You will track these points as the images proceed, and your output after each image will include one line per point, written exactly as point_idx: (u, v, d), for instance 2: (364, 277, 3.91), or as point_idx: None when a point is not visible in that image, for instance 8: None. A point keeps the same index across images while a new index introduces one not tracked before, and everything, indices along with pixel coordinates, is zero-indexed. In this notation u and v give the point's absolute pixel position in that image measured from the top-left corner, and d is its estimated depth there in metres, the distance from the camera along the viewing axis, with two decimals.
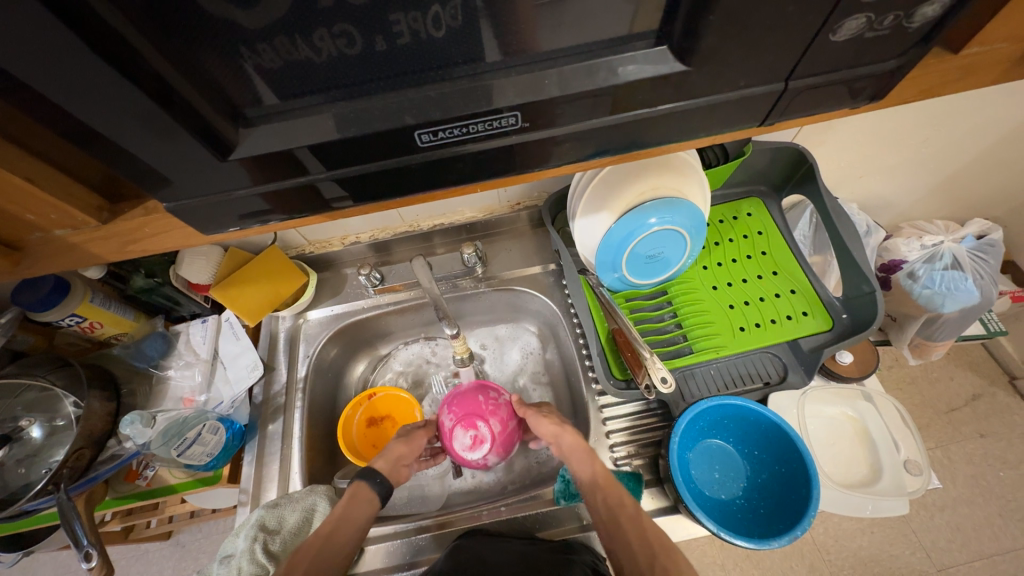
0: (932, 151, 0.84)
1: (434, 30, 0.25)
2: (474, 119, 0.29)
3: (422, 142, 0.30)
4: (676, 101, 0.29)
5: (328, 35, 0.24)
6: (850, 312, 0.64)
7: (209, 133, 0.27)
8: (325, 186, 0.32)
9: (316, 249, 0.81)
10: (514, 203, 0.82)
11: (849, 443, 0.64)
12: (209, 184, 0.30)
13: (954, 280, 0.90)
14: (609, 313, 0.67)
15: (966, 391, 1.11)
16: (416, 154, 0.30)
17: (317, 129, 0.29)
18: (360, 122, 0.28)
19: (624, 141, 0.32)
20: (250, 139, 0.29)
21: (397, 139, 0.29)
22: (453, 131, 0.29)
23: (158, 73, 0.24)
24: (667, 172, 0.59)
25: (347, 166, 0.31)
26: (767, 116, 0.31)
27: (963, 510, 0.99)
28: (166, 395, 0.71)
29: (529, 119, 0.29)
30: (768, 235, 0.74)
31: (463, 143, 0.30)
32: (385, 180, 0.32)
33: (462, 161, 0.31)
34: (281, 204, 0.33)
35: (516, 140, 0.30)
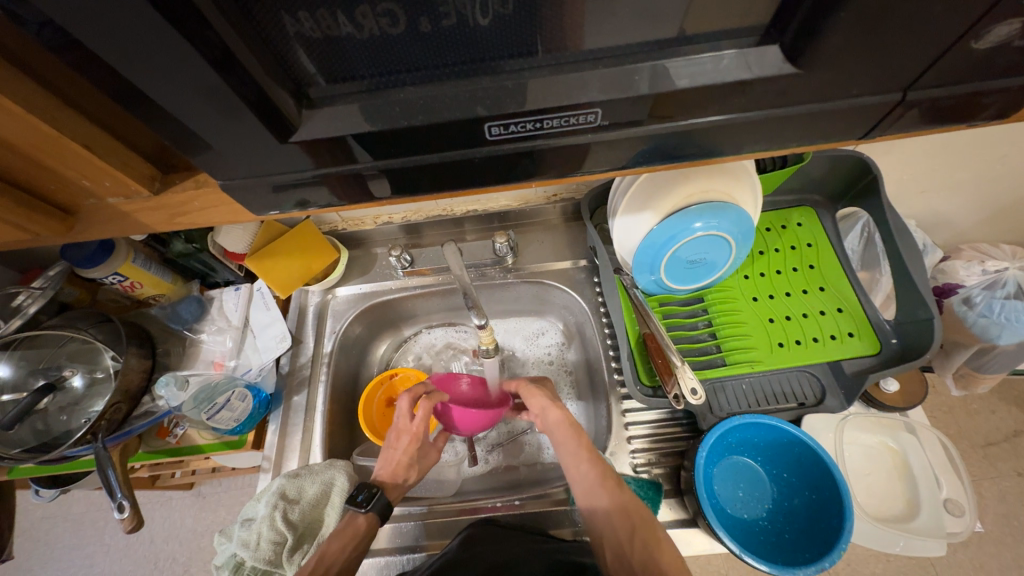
0: (1009, 170, 0.77)
1: (481, 16, 0.23)
2: (549, 113, 0.27)
3: (491, 136, 0.28)
4: (769, 108, 0.27)
5: (372, 13, 0.23)
6: (901, 338, 0.60)
7: (266, 109, 0.26)
8: (378, 176, 0.31)
9: (350, 226, 0.82)
10: (550, 194, 0.80)
11: (886, 476, 0.60)
12: (267, 163, 0.29)
13: (1016, 311, 0.82)
14: (641, 316, 0.65)
15: (1008, 426, 1.05)
16: (476, 147, 0.29)
17: (380, 113, 0.27)
18: (422, 107, 0.27)
19: (700, 147, 0.29)
20: (311, 121, 0.28)
21: (464, 131, 0.28)
22: (526, 126, 0.27)
23: (225, 45, 0.23)
24: (720, 176, 0.56)
25: (405, 154, 0.29)
26: (870, 130, 0.28)
27: (990, 549, 0.95)
28: (198, 357, 0.73)
29: (606, 118, 0.27)
30: (818, 248, 0.70)
31: (533, 139, 0.28)
32: (438, 172, 0.31)
33: (527, 157, 0.30)
34: (329, 189, 0.32)
35: (588, 139, 0.28)
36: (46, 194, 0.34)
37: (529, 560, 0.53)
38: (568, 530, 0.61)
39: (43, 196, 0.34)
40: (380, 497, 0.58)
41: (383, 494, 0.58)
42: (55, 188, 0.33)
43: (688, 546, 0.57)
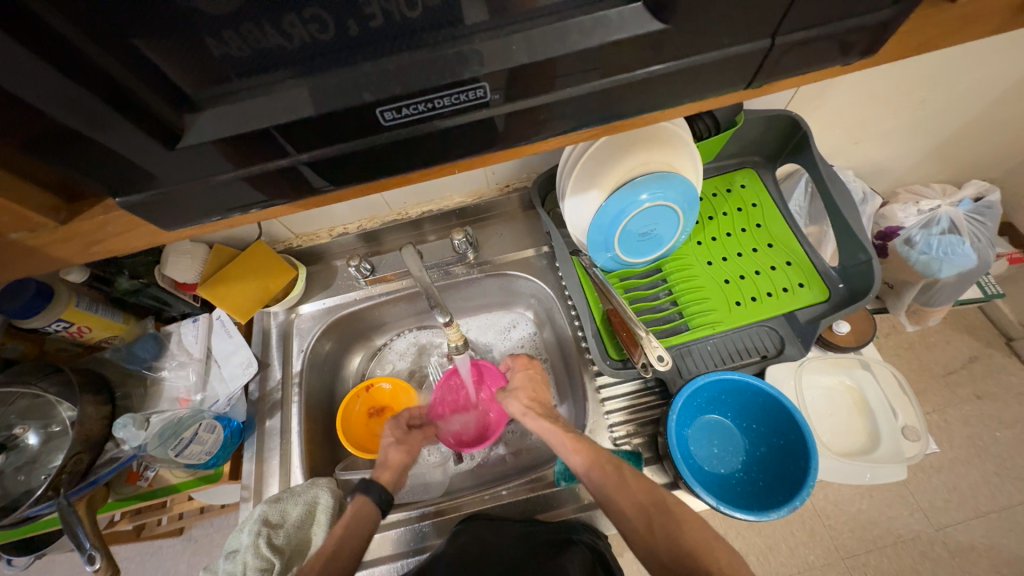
0: (930, 112, 0.81)
1: (409, 10, 0.23)
2: (437, 91, 0.26)
3: (385, 120, 0.27)
4: (651, 64, 0.27)
5: (300, 21, 0.23)
6: (847, 282, 0.63)
7: (153, 120, 0.25)
8: (285, 175, 0.29)
9: (304, 242, 0.80)
10: (502, 185, 0.80)
11: (847, 413, 0.63)
12: (160, 178, 0.28)
13: (952, 245, 0.88)
14: (603, 293, 0.66)
15: (963, 354, 1.12)
16: (380, 133, 0.28)
17: (268, 112, 0.26)
18: (311, 98, 0.26)
19: (602, 113, 0.29)
20: (197, 125, 0.26)
21: (356, 117, 0.27)
22: (418, 107, 0.26)
23: (106, 74, 0.23)
24: (659, 145, 0.58)
25: (317, 148, 0.28)
26: (752, 78, 0.29)
27: (959, 470, 1.02)
28: (162, 396, 0.70)
29: (496, 90, 0.26)
30: (763, 207, 0.73)
31: (429, 120, 0.27)
32: (348, 165, 0.29)
33: (428, 142, 0.28)
34: (242, 197, 0.30)
35: (483, 116, 0.27)
36: None
37: (515, 548, 0.53)
38: (571, 507, 0.62)
39: None
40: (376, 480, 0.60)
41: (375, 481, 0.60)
42: None
43: None
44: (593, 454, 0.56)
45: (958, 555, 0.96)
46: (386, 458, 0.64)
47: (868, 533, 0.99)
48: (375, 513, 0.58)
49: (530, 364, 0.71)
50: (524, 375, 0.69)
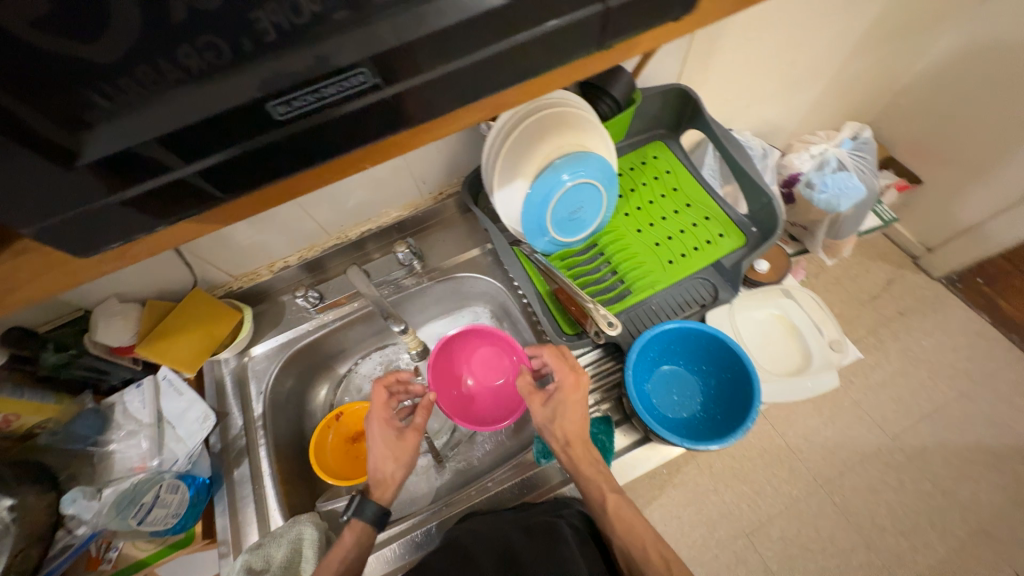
0: (800, 70, 0.92)
1: (297, 18, 0.25)
2: (323, 80, 0.28)
3: (279, 114, 0.28)
4: (512, 35, 0.30)
5: (194, 50, 0.24)
6: (758, 224, 0.71)
7: (45, 146, 0.25)
8: (182, 186, 0.30)
9: (245, 282, 0.78)
10: (436, 194, 0.82)
11: (782, 339, 0.70)
12: (64, 198, 0.28)
13: (843, 180, 0.99)
14: (547, 275, 0.70)
15: (882, 279, 1.25)
16: (279, 130, 0.29)
17: (160, 120, 0.27)
18: (200, 104, 0.27)
19: (481, 86, 0.32)
20: (96, 143, 0.27)
21: (250, 115, 0.28)
22: (307, 98, 0.28)
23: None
24: (567, 129, 0.62)
25: (209, 154, 0.29)
26: (601, 39, 0.32)
27: (900, 381, 1.13)
28: (114, 469, 0.66)
29: (380, 76, 0.29)
30: (676, 173, 0.79)
31: (321, 111, 0.29)
32: (249, 166, 0.31)
33: (328, 132, 0.30)
34: (156, 209, 0.31)
35: (371, 100, 0.30)
36: None
37: (506, 531, 0.53)
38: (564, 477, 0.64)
39: None
40: (368, 501, 0.58)
41: (370, 501, 0.59)
42: None
43: (648, 462, 0.63)
44: (630, 518, 0.55)
45: (916, 457, 1.06)
46: (381, 475, 0.62)
47: (838, 457, 1.07)
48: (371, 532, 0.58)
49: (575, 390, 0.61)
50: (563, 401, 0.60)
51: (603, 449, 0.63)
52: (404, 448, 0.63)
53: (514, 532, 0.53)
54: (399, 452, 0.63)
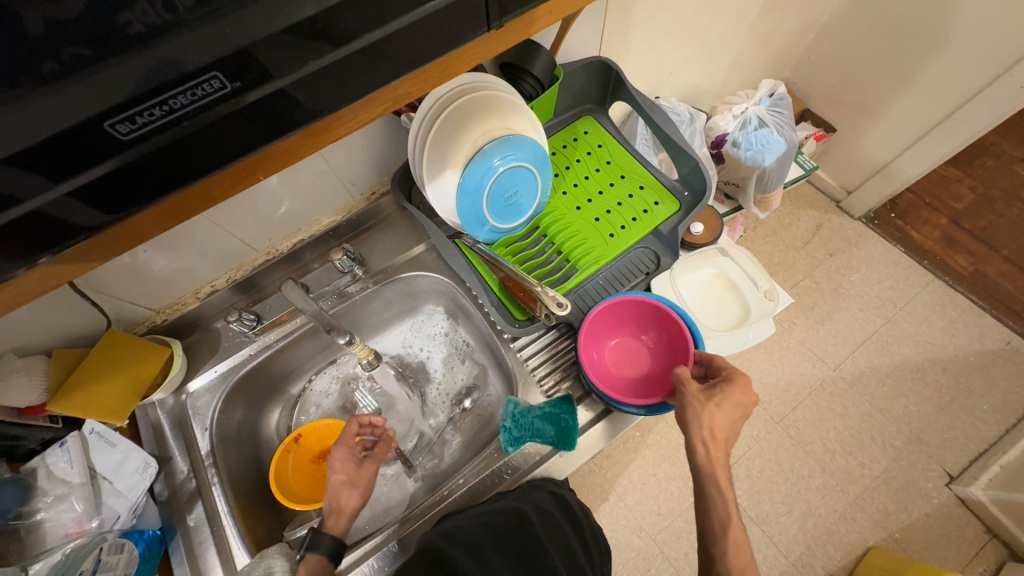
0: (716, 33, 0.95)
1: (169, 13, 0.22)
2: (169, 91, 0.25)
3: (122, 134, 0.25)
4: (402, 14, 0.28)
5: (60, 64, 0.22)
6: (689, 188, 0.73)
7: None
8: (59, 206, 0.26)
9: (170, 313, 0.72)
10: (368, 194, 0.78)
11: (721, 296, 0.73)
12: None
13: (765, 136, 1.04)
14: (492, 264, 0.68)
15: (811, 225, 1.33)
16: (152, 139, 0.26)
17: (2, 139, 0.23)
18: (63, 113, 0.23)
19: (378, 76, 0.30)
20: None
21: (91, 137, 0.25)
22: (154, 112, 0.25)
23: None
24: (492, 113, 0.61)
25: (81, 171, 0.26)
26: (489, 20, 0.31)
27: (836, 316, 1.23)
28: (46, 539, 0.59)
29: (235, 78, 0.26)
30: (608, 147, 0.80)
31: (175, 123, 0.26)
32: (129, 184, 0.28)
33: (194, 144, 0.27)
34: (15, 245, 0.27)
35: (232, 106, 0.27)
36: None
37: (472, 532, 0.53)
38: (533, 461, 0.64)
39: None
40: (322, 532, 0.57)
41: (324, 533, 0.58)
42: None
43: (613, 432, 0.65)
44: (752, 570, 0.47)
45: (855, 383, 1.16)
46: (338, 503, 0.61)
47: (790, 393, 1.16)
48: (326, 565, 0.56)
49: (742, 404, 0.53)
50: (727, 402, 0.52)
51: (566, 428, 0.63)
52: (363, 474, 0.64)
53: (484, 533, 0.53)
54: (357, 479, 0.64)
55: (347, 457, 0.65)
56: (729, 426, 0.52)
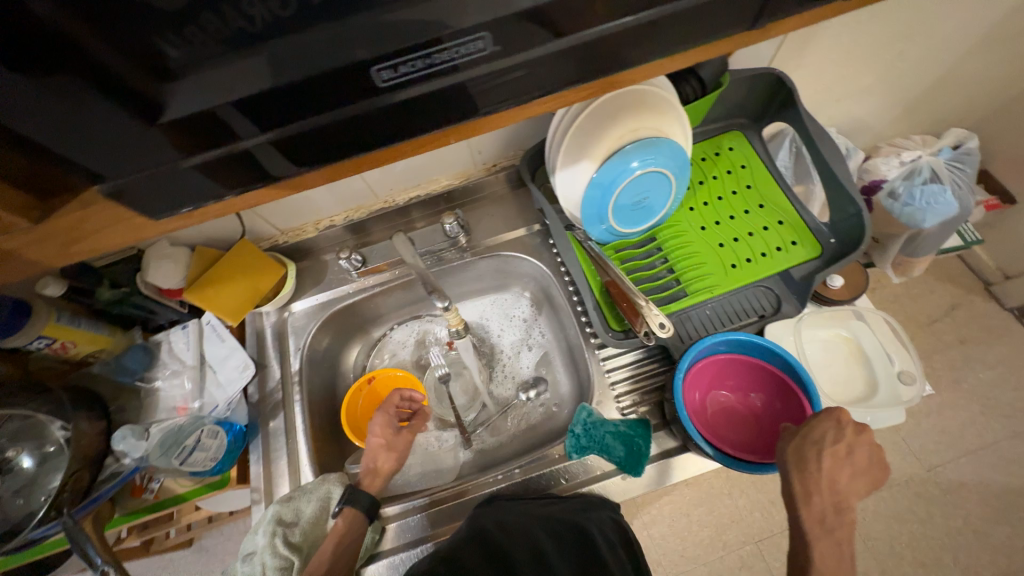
0: (906, 66, 0.82)
1: None
2: (435, 46, 0.27)
3: (382, 80, 0.28)
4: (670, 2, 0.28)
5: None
6: (838, 236, 0.64)
7: (136, 96, 0.26)
8: (255, 153, 0.30)
9: (290, 237, 0.78)
10: (489, 165, 0.79)
11: (845, 363, 0.65)
12: (148, 153, 0.29)
13: (933, 194, 0.89)
14: (601, 266, 0.66)
15: (947, 302, 1.13)
16: (345, 107, 0.29)
17: (248, 75, 0.27)
18: (297, 56, 0.27)
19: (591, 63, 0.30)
20: (177, 96, 0.27)
21: (354, 79, 0.28)
22: (415, 64, 0.28)
23: (95, 62, 0.24)
24: (647, 112, 0.57)
25: (284, 124, 0.30)
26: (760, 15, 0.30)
27: (947, 413, 1.04)
28: (158, 406, 0.68)
29: (499, 43, 0.28)
30: (752, 169, 0.73)
31: (428, 78, 0.29)
32: (321, 139, 0.31)
33: (433, 100, 0.30)
34: (228, 172, 0.31)
35: (487, 69, 0.29)
36: None
37: (534, 531, 0.53)
38: (595, 474, 0.62)
39: None
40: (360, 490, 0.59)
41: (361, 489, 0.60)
42: None
43: (684, 470, 0.61)
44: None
45: (948, 492, 0.98)
46: (375, 465, 0.64)
47: None
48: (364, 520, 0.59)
49: (846, 438, 0.47)
50: (818, 431, 0.48)
51: (638, 453, 0.60)
52: (400, 441, 0.66)
53: (546, 536, 0.53)
54: (394, 445, 0.66)
55: (386, 424, 0.67)
56: (835, 467, 0.47)
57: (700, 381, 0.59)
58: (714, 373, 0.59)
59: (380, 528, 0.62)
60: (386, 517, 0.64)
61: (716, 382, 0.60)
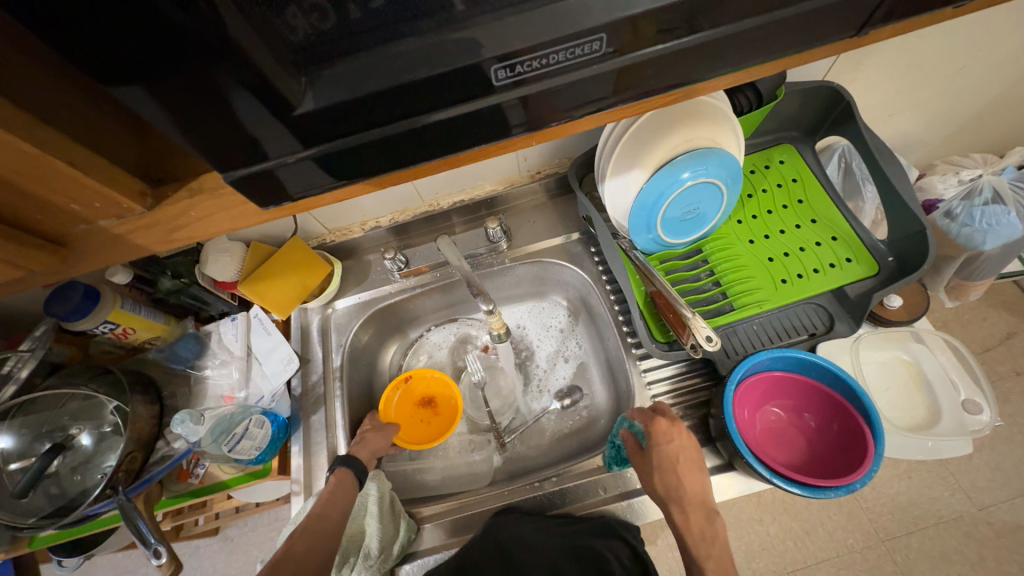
0: (969, 82, 0.79)
1: None
2: (555, 47, 0.28)
3: (498, 79, 0.29)
4: (769, 11, 0.29)
5: (300, 11, 0.24)
6: (897, 254, 0.62)
7: (267, 88, 0.26)
8: (304, 166, 0.31)
9: (337, 237, 0.80)
10: (534, 172, 0.79)
11: (905, 389, 0.62)
12: (244, 143, 0.28)
13: (995, 215, 0.85)
14: (645, 275, 0.65)
15: (1001, 331, 1.07)
16: (399, 121, 0.30)
17: (365, 72, 0.27)
18: (413, 55, 0.27)
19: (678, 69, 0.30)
20: (315, 89, 0.27)
21: (473, 78, 0.29)
22: (532, 64, 0.29)
23: (230, 43, 0.24)
24: (700, 122, 0.57)
25: (332, 140, 0.30)
26: (863, 26, 0.32)
27: (1002, 448, 0.97)
28: (206, 395, 0.70)
29: (612, 44, 0.29)
30: (804, 182, 0.71)
31: (546, 76, 0.29)
32: (366, 154, 0.31)
33: (539, 101, 0.31)
34: (261, 189, 0.32)
35: (598, 70, 0.30)
36: (32, 225, 0.32)
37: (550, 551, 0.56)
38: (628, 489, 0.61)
39: (30, 228, 0.32)
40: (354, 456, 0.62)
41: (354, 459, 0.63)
42: (43, 218, 0.31)
43: (724, 491, 0.59)
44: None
45: (1003, 535, 0.91)
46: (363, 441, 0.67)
47: (909, 515, 0.92)
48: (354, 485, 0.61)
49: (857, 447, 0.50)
50: (665, 450, 0.54)
51: None
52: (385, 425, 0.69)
53: (564, 557, 0.55)
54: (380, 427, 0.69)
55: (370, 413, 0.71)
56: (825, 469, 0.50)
57: (750, 399, 0.58)
58: (765, 391, 0.58)
59: (416, 527, 0.62)
60: (422, 517, 0.64)
61: (767, 401, 0.58)
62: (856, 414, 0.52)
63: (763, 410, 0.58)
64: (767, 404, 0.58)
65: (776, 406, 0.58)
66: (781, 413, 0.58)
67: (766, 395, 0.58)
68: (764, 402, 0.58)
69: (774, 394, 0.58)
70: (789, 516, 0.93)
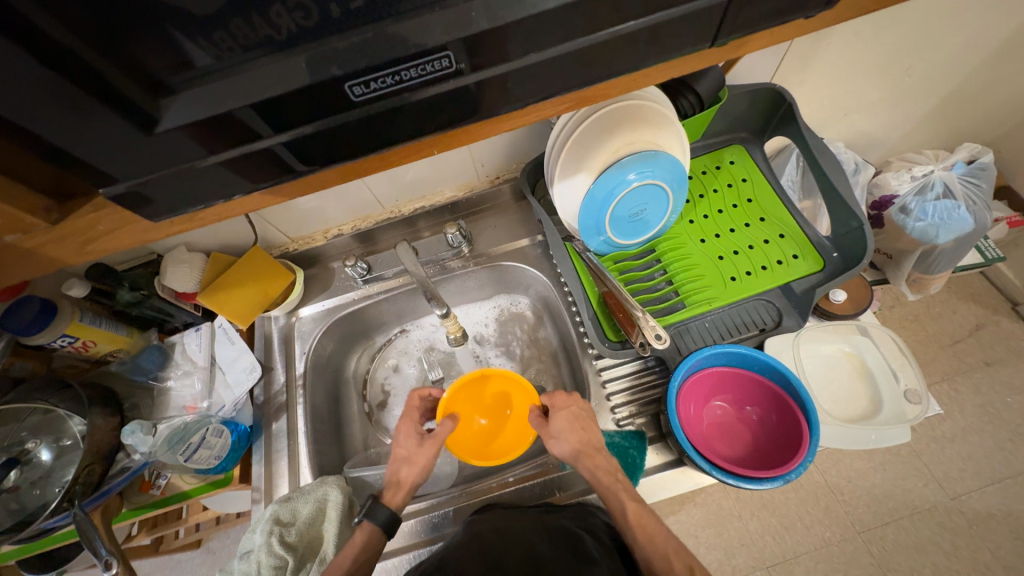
0: (917, 81, 0.81)
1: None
2: (404, 63, 0.27)
3: (355, 95, 0.28)
4: (649, 13, 0.28)
5: (189, 38, 0.24)
6: (841, 250, 0.63)
7: (141, 113, 0.27)
8: (182, 184, 0.31)
9: (300, 245, 0.81)
10: (493, 177, 0.81)
11: (848, 379, 0.64)
12: (122, 168, 0.28)
13: (947, 209, 0.88)
14: (598, 276, 0.66)
15: (969, 322, 1.09)
16: (259, 138, 0.29)
17: (234, 95, 0.27)
18: (282, 77, 0.27)
19: (566, 79, 0.31)
20: (175, 109, 0.27)
21: (328, 93, 0.28)
22: (385, 80, 0.28)
23: (99, 74, 0.24)
24: (642, 125, 0.58)
25: (195, 159, 0.29)
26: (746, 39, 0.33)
27: (972, 438, 0.98)
28: (169, 405, 0.71)
29: (462, 59, 0.28)
30: (753, 182, 0.73)
31: (398, 94, 0.29)
32: (246, 168, 0.31)
33: (401, 114, 0.30)
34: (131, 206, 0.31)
35: (455, 85, 0.29)
36: None
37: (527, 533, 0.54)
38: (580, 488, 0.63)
39: None
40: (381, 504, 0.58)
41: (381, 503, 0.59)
42: None
43: (679, 485, 0.60)
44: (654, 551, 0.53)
45: (975, 524, 0.92)
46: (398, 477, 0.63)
47: (884, 507, 0.93)
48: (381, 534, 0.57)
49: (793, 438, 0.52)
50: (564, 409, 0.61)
51: (632, 464, 0.61)
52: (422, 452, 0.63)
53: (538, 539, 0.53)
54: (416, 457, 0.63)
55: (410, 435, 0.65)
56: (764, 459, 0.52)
57: (695, 396, 0.59)
58: (709, 388, 0.59)
59: None
60: None
61: (712, 397, 0.59)
62: (795, 406, 0.54)
63: (708, 405, 0.60)
64: (712, 400, 0.60)
65: (720, 401, 0.59)
66: (726, 408, 0.60)
67: (711, 392, 0.59)
68: (709, 398, 0.59)
69: (719, 390, 0.59)
70: (764, 510, 0.94)
